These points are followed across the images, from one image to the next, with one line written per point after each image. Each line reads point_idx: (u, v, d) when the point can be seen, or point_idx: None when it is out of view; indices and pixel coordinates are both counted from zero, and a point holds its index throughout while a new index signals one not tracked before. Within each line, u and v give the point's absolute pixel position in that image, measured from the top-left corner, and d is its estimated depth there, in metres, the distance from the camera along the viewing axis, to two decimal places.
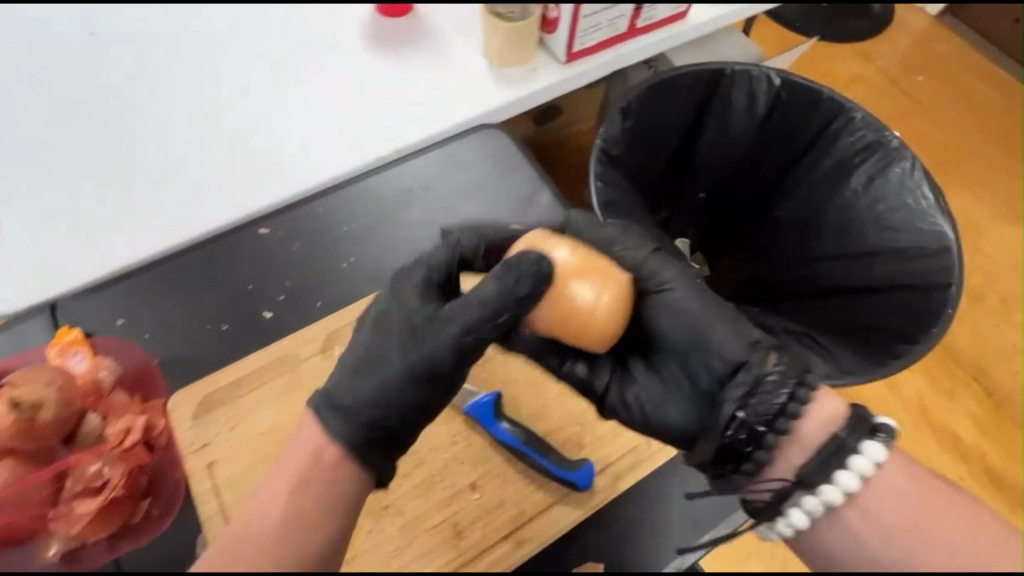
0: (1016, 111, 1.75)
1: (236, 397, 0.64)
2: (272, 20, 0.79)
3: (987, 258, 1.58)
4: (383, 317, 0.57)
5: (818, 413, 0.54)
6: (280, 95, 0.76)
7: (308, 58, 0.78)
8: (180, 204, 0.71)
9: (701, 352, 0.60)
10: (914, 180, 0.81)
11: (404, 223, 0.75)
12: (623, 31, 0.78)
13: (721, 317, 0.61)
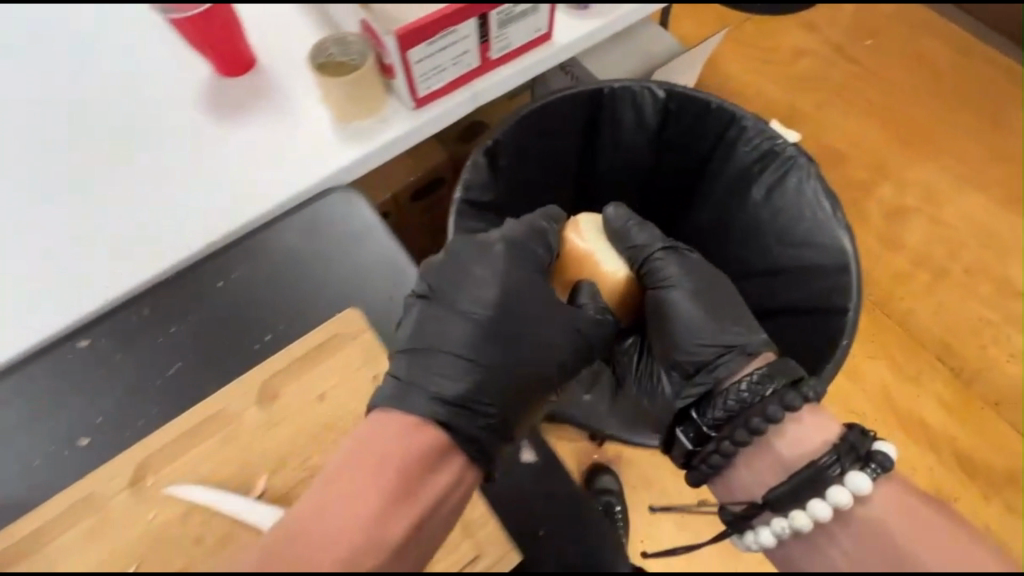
0: (972, 62, 1.56)
1: (42, 547, 0.49)
2: (94, 99, 0.71)
3: (954, 230, 1.42)
4: (437, 334, 0.56)
5: (812, 421, 0.59)
6: (105, 182, 0.66)
7: (134, 138, 0.69)
8: None
9: (682, 343, 0.69)
10: (812, 193, 0.74)
11: (250, 311, 0.62)
12: (475, 66, 0.70)
13: (718, 316, 0.69)
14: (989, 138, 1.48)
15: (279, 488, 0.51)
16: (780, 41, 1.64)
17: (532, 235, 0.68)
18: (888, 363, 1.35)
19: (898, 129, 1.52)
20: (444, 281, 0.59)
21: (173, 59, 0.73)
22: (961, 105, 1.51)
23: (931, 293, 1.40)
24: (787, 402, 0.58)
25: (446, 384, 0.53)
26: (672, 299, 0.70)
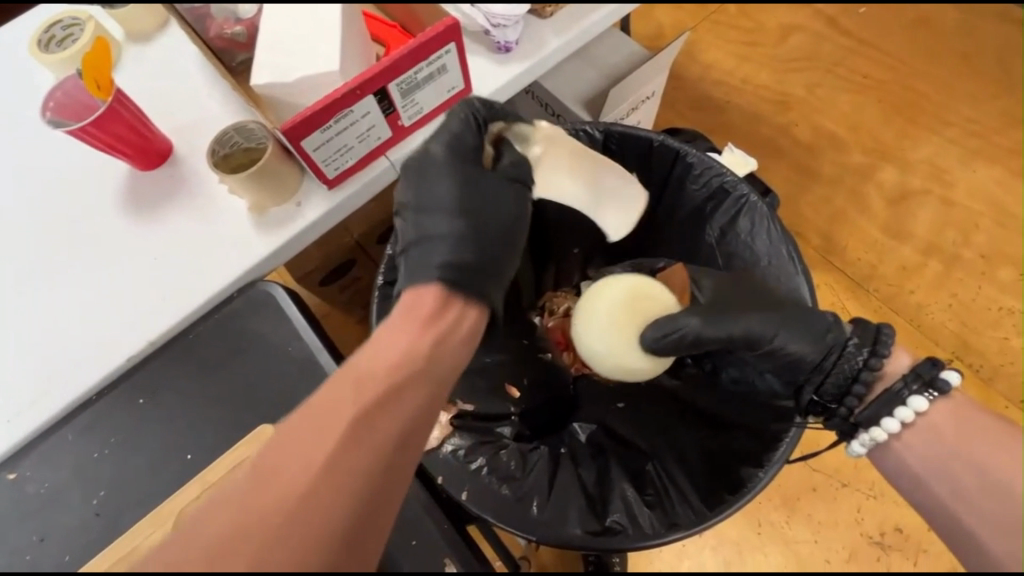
0: (982, 17, 1.38)
1: None
2: (13, 213, 0.69)
3: (970, 207, 1.23)
4: (425, 235, 0.53)
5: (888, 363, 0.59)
6: (38, 300, 0.66)
7: (60, 249, 0.68)
8: None
9: (787, 365, 0.58)
10: (766, 233, 0.68)
11: (166, 427, 0.60)
12: (388, 136, 0.67)
13: (798, 321, 0.58)
14: (996, 103, 1.30)
15: None
16: (759, 18, 1.44)
17: (461, 125, 0.58)
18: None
19: (898, 106, 1.32)
20: (420, 192, 0.56)
21: (93, 161, 0.71)
22: (963, 71, 1.33)
23: (942, 287, 1.19)
24: (883, 353, 0.57)
25: (450, 258, 0.51)
26: (777, 351, 0.57)
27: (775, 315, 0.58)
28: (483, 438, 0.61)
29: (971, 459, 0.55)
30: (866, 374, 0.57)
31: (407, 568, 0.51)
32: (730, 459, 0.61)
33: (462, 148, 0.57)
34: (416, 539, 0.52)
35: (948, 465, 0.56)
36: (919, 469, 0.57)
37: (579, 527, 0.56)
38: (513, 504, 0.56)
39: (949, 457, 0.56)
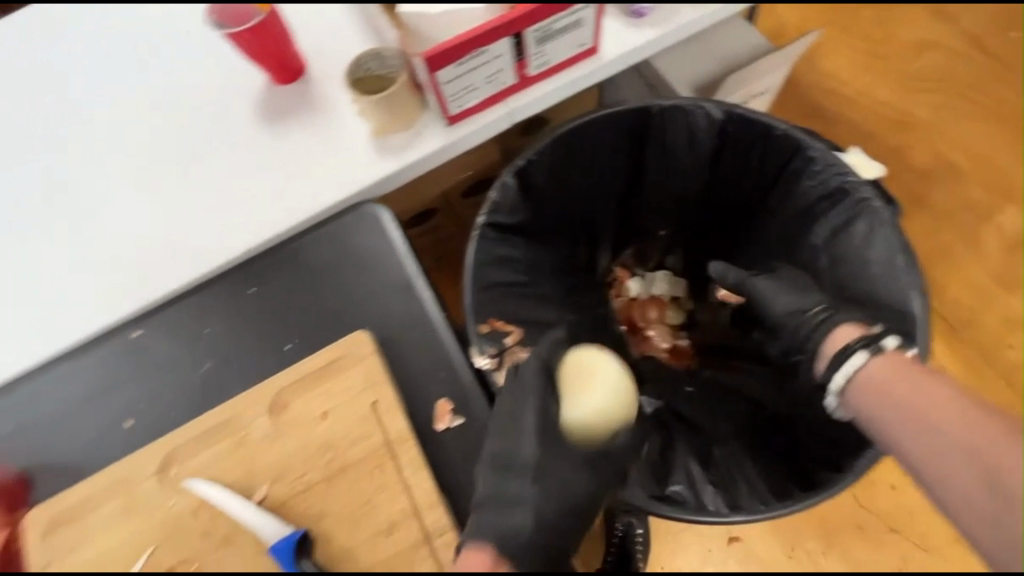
0: None
1: (89, 512, 0.56)
2: (158, 103, 0.76)
3: None
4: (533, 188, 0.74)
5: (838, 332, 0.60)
6: (177, 191, 0.72)
7: (203, 147, 0.73)
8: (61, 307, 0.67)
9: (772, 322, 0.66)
10: (880, 243, 0.65)
11: (272, 317, 0.66)
12: (512, 82, 0.69)
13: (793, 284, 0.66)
14: None
15: (277, 497, 0.54)
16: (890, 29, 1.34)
17: (586, 122, 0.73)
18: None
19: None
20: (544, 155, 0.72)
21: (196, 94, 0.75)
22: None
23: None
24: (832, 326, 0.61)
25: (501, 209, 0.69)
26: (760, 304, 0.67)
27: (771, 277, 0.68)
28: None
29: (947, 442, 0.50)
30: (806, 335, 0.62)
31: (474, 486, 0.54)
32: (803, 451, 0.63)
33: (579, 126, 0.73)
34: None
35: (920, 421, 0.52)
36: (891, 422, 0.54)
37: (641, 489, 0.57)
38: None
39: (925, 417, 0.52)
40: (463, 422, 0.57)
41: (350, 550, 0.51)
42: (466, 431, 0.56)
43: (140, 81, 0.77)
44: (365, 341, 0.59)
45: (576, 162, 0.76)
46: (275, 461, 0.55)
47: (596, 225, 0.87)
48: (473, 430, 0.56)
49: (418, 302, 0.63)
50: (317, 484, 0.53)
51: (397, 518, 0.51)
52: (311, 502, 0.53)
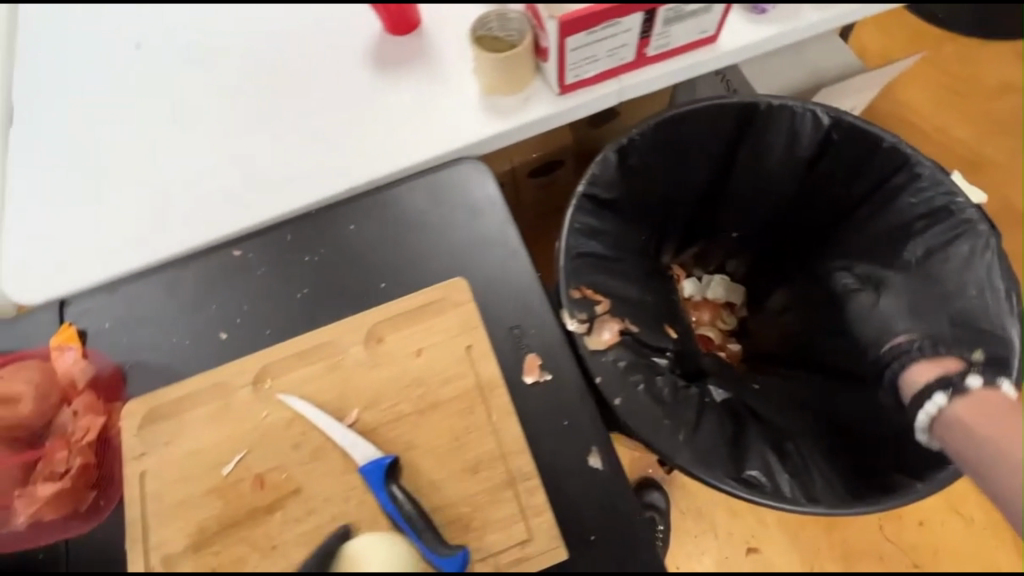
0: None
1: (185, 411, 0.58)
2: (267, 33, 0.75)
3: None
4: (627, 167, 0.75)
5: (928, 361, 0.66)
6: (284, 122, 0.72)
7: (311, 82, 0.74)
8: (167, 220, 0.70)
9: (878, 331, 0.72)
10: (983, 266, 0.65)
11: (369, 254, 0.68)
12: (630, 60, 0.69)
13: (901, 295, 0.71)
14: None
15: (368, 422, 0.56)
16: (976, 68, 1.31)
17: (692, 110, 0.74)
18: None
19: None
20: (646, 136, 0.73)
21: (225, 81, 0.73)
22: None
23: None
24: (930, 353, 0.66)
25: (600, 182, 0.70)
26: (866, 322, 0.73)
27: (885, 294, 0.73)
28: (641, 362, 0.62)
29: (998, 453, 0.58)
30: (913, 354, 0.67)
31: (552, 442, 0.55)
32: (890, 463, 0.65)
33: (687, 112, 0.74)
34: (567, 421, 0.55)
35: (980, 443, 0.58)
36: (960, 449, 0.59)
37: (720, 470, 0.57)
38: (666, 425, 0.58)
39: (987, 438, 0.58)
40: (550, 378, 0.57)
41: (435, 482, 0.53)
42: (553, 387, 0.57)
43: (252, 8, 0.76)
44: (463, 288, 0.60)
45: (673, 149, 0.77)
46: (367, 388, 0.57)
47: (674, 215, 0.87)
48: (560, 387, 0.57)
49: (506, 259, 0.65)
50: (408, 415, 0.55)
51: (484, 459, 0.53)
52: (401, 432, 0.55)
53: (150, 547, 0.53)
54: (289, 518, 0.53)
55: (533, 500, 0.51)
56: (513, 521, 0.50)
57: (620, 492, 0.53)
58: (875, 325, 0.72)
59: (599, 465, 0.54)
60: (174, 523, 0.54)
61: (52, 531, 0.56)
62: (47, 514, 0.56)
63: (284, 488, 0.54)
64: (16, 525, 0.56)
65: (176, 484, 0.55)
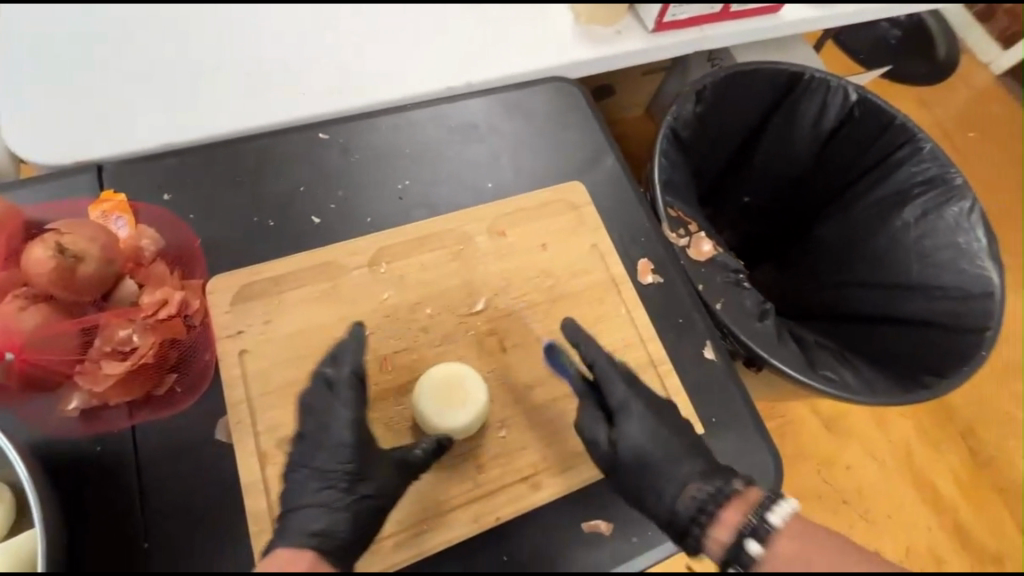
0: None
1: (286, 290, 0.53)
2: None
3: None
4: (701, 115, 0.82)
5: (727, 512, 0.44)
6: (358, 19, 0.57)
7: None
8: None
9: (886, 276, 0.84)
10: (969, 223, 0.79)
11: (471, 157, 0.63)
12: (716, 11, 0.76)
13: (896, 247, 0.84)
14: None
15: (499, 308, 0.55)
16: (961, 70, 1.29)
17: (751, 71, 0.82)
18: (913, 421, 1.06)
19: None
20: (714, 86, 0.80)
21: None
22: None
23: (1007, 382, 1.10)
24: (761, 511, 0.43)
25: (678, 115, 0.78)
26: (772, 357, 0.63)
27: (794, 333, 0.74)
28: (728, 279, 0.68)
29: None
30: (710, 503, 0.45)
31: (671, 336, 0.57)
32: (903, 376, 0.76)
33: (746, 71, 0.81)
34: (683, 318, 0.58)
35: None
36: None
37: (801, 366, 0.64)
38: (753, 328, 0.65)
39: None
40: (662, 280, 0.60)
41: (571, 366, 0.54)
42: (666, 288, 0.59)
43: None
44: (582, 192, 0.61)
45: (728, 105, 0.84)
46: (495, 277, 0.56)
47: (706, 172, 0.93)
48: (672, 288, 0.59)
49: (612, 174, 0.65)
50: (538, 305, 0.56)
51: (619, 346, 0.55)
52: (534, 320, 0.55)
53: (260, 431, 0.48)
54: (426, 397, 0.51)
55: (668, 382, 0.55)
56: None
57: (731, 382, 0.56)
58: (878, 272, 0.85)
59: (714, 356, 0.57)
60: (289, 405, 0.49)
61: (115, 418, 0.48)
62: (115, 396, 0.47)
63: (415, 371, 0.52)
64: (71, 409, 0.47)
65: (285, 365, 0.50)
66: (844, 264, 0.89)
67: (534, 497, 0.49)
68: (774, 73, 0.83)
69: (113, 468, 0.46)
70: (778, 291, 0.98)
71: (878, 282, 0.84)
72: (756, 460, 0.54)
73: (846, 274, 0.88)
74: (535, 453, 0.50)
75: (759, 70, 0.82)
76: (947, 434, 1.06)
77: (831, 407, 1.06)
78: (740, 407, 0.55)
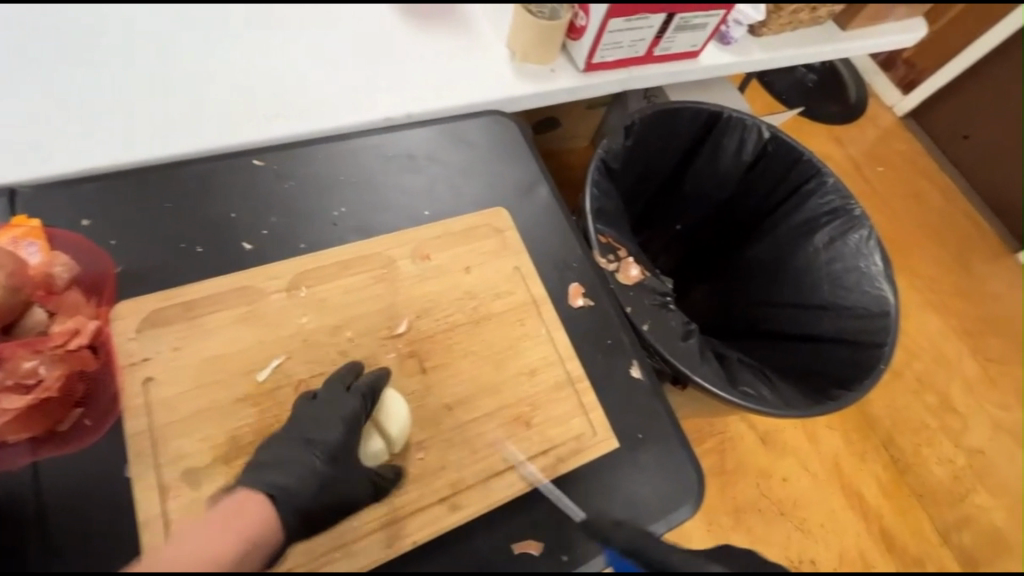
0: None
1: (199, 315, 0.51)
2: None
3: None
4: (632, 149, 0.88)
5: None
6: None
7: None
8: (165, 126, 0.61)
9: (801, 297, 0.91)
10: (869, 249, 0.88)
11: (406, 183, 0.65)
12: (640, 55, 0.81)
13: (809, 271, 0.91)
14: None
15: (422, 330, 0.56)
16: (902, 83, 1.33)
17: (674, 109, 0.88)
18: (839, 432, 1.14)
19: (947, 238, 1.38)
20: (642, 121, 0.86)
21: None
22: None
23: (918, 394, 1.20)
24: None
25: (609, 150, 0.83)
26: (696, 380, 0.67)
27: (720, 353, 0.78)
28: (655, 301, 0.72)
29: None
30: None
31: (601, 358, 0.60)
32: (819, 389, 0.82)
33: (670, 108, 0.88)
34: (611, 340, 0.61)
35: None
36: None
37: (723, 383, 0.68)
38: (680, 350, 0.69)
39: None
40: (591, 303, 0.63)
41: (493, 386, 0.55)
42: (596, 310, 0.63)
43: None
44: (505, 216, 0.64)
45: (655, 139, 0.90)
46: (419, 298, 0.57)
47: (639, 200, 0.99)
48: (601, 311, 0.63)
49: (545, 203, 0.68)
50: (464, 327, 0.57)
51: (539, 364, 0.57)
52: (457, 340, 0.56)
53: (161, 463, 0.45)
54: None
55: (587, 398, 0.56)
56: (571, 416, 0.55)
57: (656, 399, 0.59)
58: (796, 293, 0.92)
59: (641, 375, 0.60)
60: (194, 435, 0.46)
61: (13, 455, 0.45)
62: (14, 431, 0.44)
63: None
64: None
65: (195, 393, 0.48)
66: (766, 286, 0.96)
67: (453, 518, 0.49)
68: (695, 111, 0.90)
69: (6, 509, 0.43)
70: (711, 312, 1.04)
71: (795, 303, 0.91)
72: (680, 473, 0.56)
73: (768, 295, 0.95)
74: (454, 473, 0.50)
75: (682, 108, 0.89)
76: (869, 444, 1.14)
77: (764, 422, 1.12)
78: (668, 424, 0.58)
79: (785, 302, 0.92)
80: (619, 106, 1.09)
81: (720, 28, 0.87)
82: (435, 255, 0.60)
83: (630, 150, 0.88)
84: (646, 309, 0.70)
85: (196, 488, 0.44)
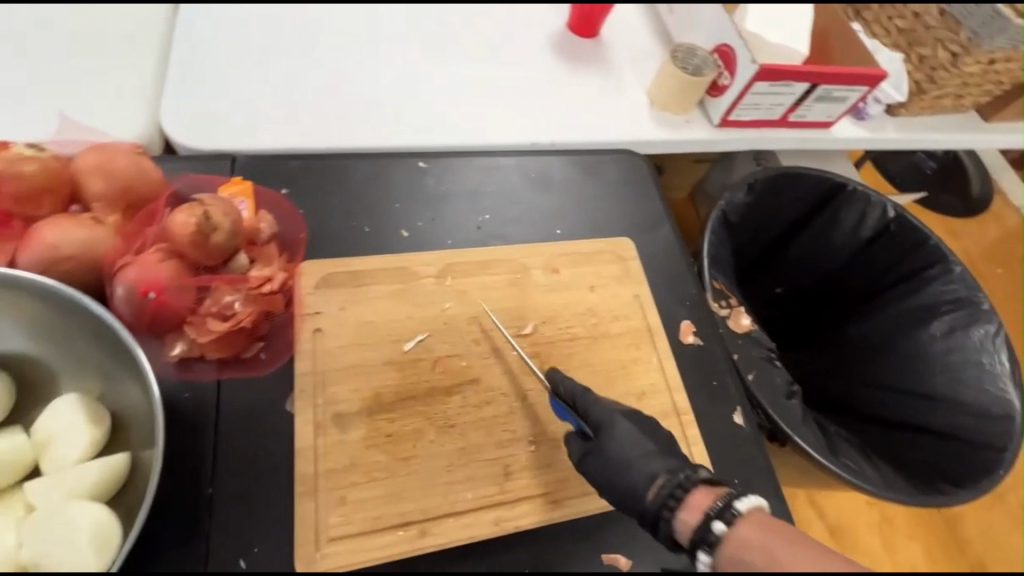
0: None
1: (364, 285, 0.59)
2: (470, 52, 0.84)
3: None
4: (753, 204, 0.90)
5: (694, 496, 0.49)
6: (475, 99, 0.79)
7: (513, 78, 0.83)
8: (356, 130, 0.73)
9: (911, 383, 0.87)
10: (994, 346, 0.83)
11: (544, 200, 0.71)
12: (775, 118, 0.85)
13: (923, 358, 0.87)
14: None
15: (545, 335, 0.60)
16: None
17: (798, 174, 0.90)
18: (922, 547, 1.05)
19: None
20: (765, 180, 0.88)
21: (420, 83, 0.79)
22: None
23: (1021, 525, 1.09)
24: None
25: (730, 202, 0.86)
26: (796, 442, 0.66)
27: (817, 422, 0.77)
28: (761, 354, 0.73)
29: None
30: None
31: (706, 396, 0.61)
32: (923, 482, 0.78)
33: (794, 172, 0.90)
34: (716, 381, 0.63)
35: None
36: None
37: (823, 450, 0.67)
38: (781, 408, 0.68)
39: None
40: (701, 342, 0.65)
41: None
42: (705, 349, 0.64)
43: (477, 38, 0.86)
44: (630, 247, 0.68)
45: (774, 199, 0.91)
46: (546, 306, 0.62)
47: (746, 257, 0.99)
48: (710, 352, 0.64)
49: (668, 240, 0.72)
50: (583, 340, 0.61)
51: (648, 389, 0.60)
52: (575, 351, 0.60)
53: (319, 403, 0.52)
54: (454, 394, 0.55)
55: (690, 431, 0.58)
56: None
57: (757, 448, 0.60)
58: (905, 377, 0.88)
59: (743, 423, 0.61)
60: (346, 385, 0.53)
61: (204, 370, 0.53)
62: (212, 350, 0.53)
63: (462, 376, 0.56)
64: (172, 355, 0.53)
65: (351, 349, 0.55)
66: (872, 366, 0.92)
67: (555, 514, 0.51)
68: (819, 179, 0.91)
69: (192, 412, 0.51)
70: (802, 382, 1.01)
71: (904, 388, 0.87)
72: None
73: (872, 375, 0.91)
74: (560, 472, 0.53)
75: (807, 174, 0.91)
76: (957, 566, 1.04)
77: (840, 513, 1.05)
78: (767, 476, 0.58)
79: (892, 386, 0.88)
80: (727, 166, 1.13)
81: (859, 103, 0.88)
82: (565, 270, 0.65)
83: (748, 205, 0.90)
84: (751, 361, 0.71)
85: (342, 431, 0.51)
